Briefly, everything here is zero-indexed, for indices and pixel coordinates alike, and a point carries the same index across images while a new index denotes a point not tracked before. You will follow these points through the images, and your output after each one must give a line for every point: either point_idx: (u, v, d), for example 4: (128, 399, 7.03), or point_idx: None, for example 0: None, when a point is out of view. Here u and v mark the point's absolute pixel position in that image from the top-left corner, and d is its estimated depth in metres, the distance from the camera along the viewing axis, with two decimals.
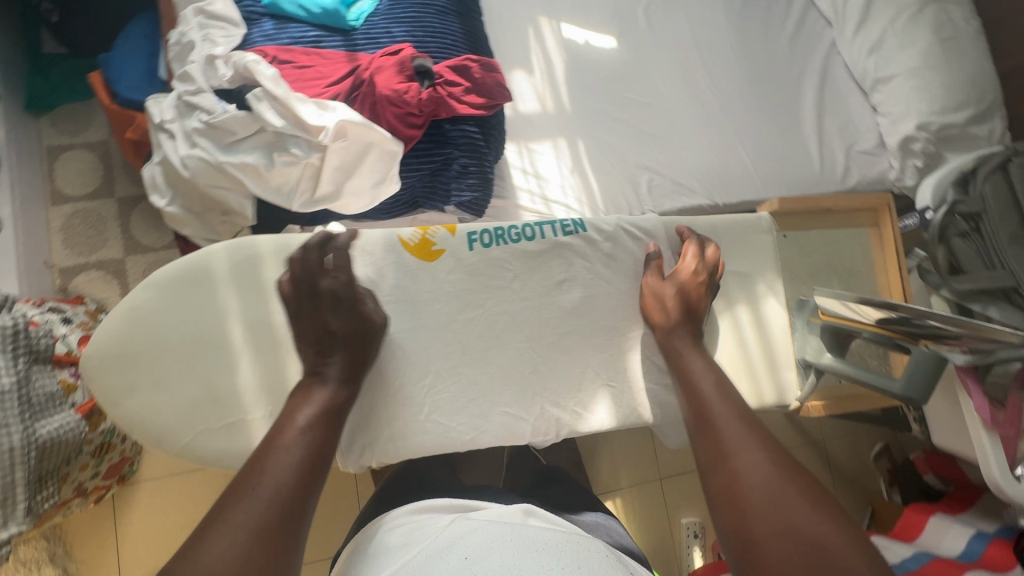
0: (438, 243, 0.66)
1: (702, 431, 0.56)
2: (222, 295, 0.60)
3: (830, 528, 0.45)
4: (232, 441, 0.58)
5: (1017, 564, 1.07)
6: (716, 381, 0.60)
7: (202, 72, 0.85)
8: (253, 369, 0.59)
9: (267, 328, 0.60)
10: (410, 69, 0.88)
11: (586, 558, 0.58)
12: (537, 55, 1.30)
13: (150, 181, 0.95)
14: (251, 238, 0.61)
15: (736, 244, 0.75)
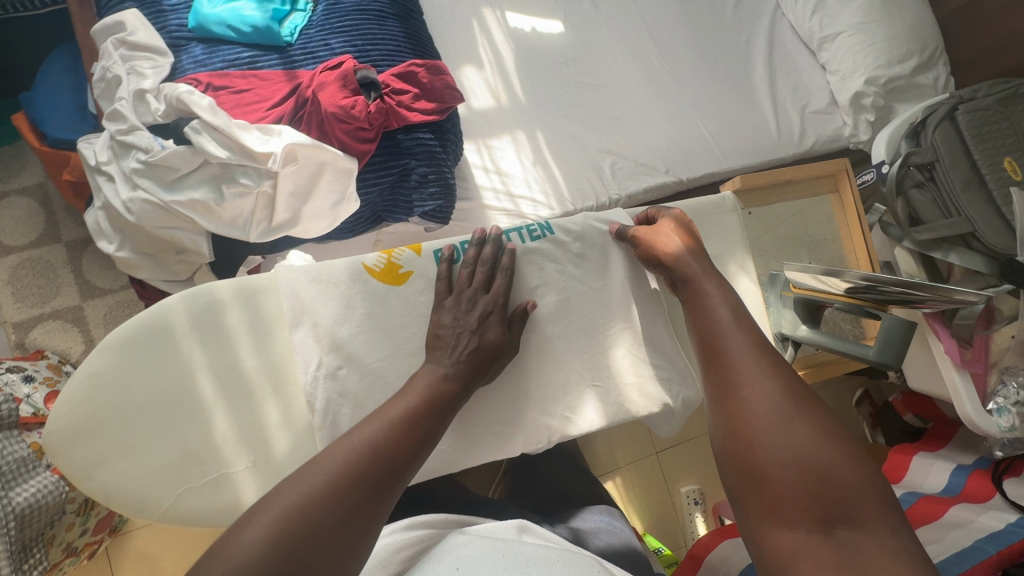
0: (404, 266, 0.64)
1: (713, 365, 0.56)
2: (184, 348, 0.57)
3: (835, 453, 0.47)
4: (217, 498, 0.56)
5: (995, 493, 1.13)
6: (732, 314, 0.59)
7: (133, 109, 0.80)
8: (228, 421, 0.57)
9: (238, 377, 0.58)
10: (354, 83, 0.83)
11: (578, 564, 0.55)
12: (485, 48, 1.27)
13: (96, 227, 0.90)
14: (208, 284, 0.58)
15: (704, 228, 0.75)
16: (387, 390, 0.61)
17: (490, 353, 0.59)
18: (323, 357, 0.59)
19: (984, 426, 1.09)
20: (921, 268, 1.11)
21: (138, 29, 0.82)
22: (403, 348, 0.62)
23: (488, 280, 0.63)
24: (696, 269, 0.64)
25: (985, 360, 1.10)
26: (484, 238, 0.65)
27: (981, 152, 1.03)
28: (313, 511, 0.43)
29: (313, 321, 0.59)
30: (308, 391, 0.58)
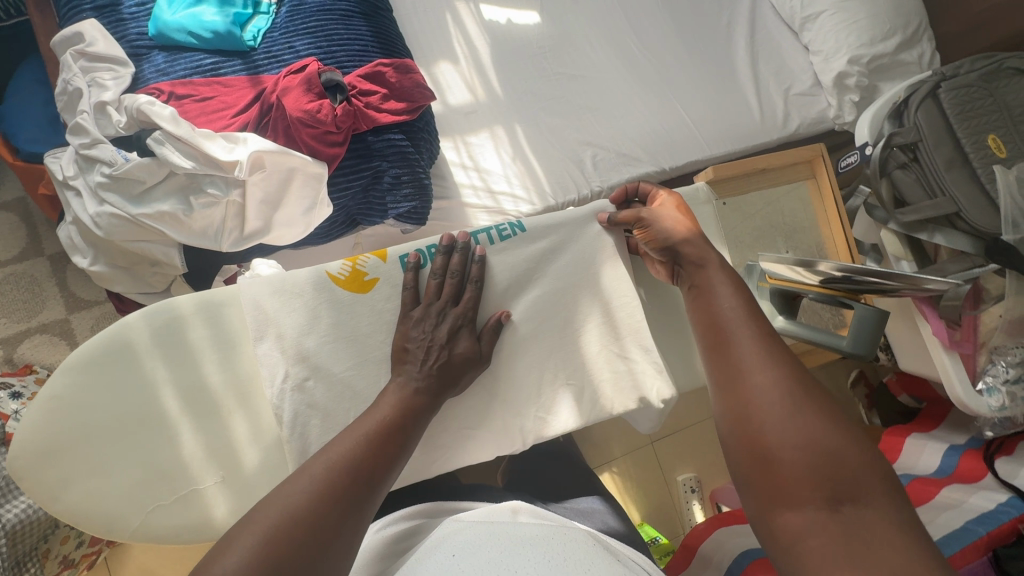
0: (370, 273, 0.63)
1: (717, 352, 0.55)
2: (148, 366, 0.56)
3: (841, 438, 0.46)
4: (187, 513, 0.56)
5: (987, 473, 1.12)
6: (734, 301, 0.58)
7: (95, 121, 0.79)
8: (196, 438, 0.56)
9: (203, 392, 0.57)
10: (319, 86, 0.81)
11: (576, 544, 0.57)
12: (460, 42, 1.25)
13: (70, 242, 0.90)
14: (169, 300, 0.58)
15: None
16: (356, 399, 0.60)
17: (461, 364, 0.60)
18: (289, 369, 0.59)
19: (974, 406, 1.09)
20: (908, 249, 1.10)
21: (97, 39, 0.81)
22: (370, 357, 0.61)
23: (456, 292, 0.62)
24: (713, 256, 0.63)
25: (974, 341, 1.07)
26: (452, 245, 0.64)
27: (965, 131, 1.01)
28: (292, 531, 0.43)
29: (278, 334, 0.59)
30: (275, 404, 0.58)
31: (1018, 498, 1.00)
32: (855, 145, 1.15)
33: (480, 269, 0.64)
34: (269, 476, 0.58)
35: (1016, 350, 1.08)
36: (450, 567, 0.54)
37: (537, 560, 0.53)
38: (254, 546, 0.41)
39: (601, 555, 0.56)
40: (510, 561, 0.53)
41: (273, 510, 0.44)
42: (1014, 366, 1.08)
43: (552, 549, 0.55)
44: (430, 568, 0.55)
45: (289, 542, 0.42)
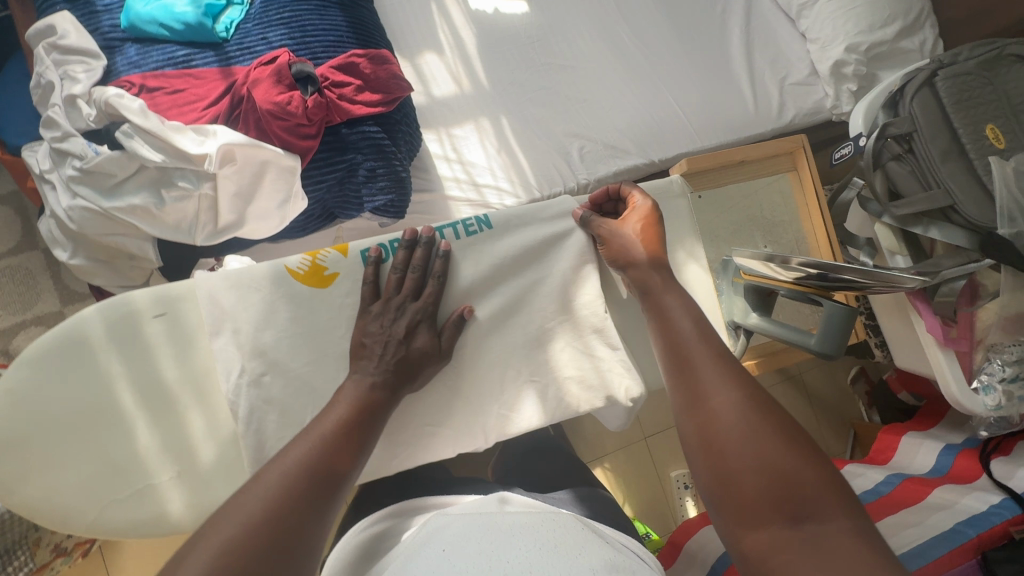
0: (330, 267, 0.62)
1: (678, 376, 0.54)
2: (103, 361, 0.56)
3: (800, 458, 0.45)
4: (143, 507, 0.56)
5: (982, 474, 1.09)
6: (693, 324, 0.57)
7: (66, 115, 0.79)
8: (152, 432, 0.57)
9: (159, 386, 0.57)
10: (289, 77, 0.80)
11: (562, 527, 0.58)
12: (445, 32, 1.23)
13: (50, 236, 0.90)
14: (125, 295, 0.57)
15: None
16: (314, 395, 0.60)
17: (415, 361, 0.59)
18: (245, 364, 0.58)
19: (969, 405, 1.06)
20: (902, 243, 1.07)
21: (69, 32, 0.80)
22: (328, 352, 0.61)
23: (417, 286, 0.61)
24: (655, 280, 0.62)
25: (971, 338, 1.04)
26: (415, 240, 0.63)
27: (962, 120, 0.97)
28: (255, 537, 0.42)
29: (235, 328, 0.58)
30: (231, 399, 0.58)
31: (1011, 500, 0.98)
32: (850, 136, 1.12)
33: (444, 264, 0.63)
34: (225, 470, 0.58)
35: (1015, 348, 1.05)
36: (441, 563, 0.52)
37: (527, 545, 0.53)
38: (221, 548, 0.41)
39: (587, 536, 0.58)
40: (500, 550, 0.53)
41: (239, 514, 0.43)
42: (1011, 365, 1.05)
43: (542, 534, 0.56)
44: (421, 564, 0.53)
45: (257, 544, 0.42)
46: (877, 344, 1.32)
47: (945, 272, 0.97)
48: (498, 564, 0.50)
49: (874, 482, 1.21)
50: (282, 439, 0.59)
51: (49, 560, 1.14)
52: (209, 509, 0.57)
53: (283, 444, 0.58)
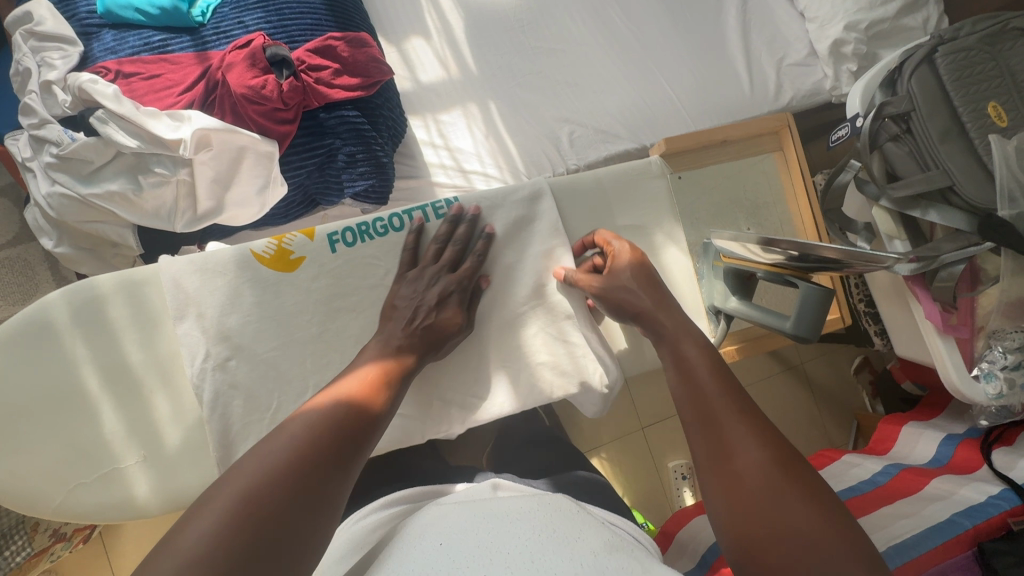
0: (295, 251, 0.61)
1: (701, 427, 0.52)
2: (69, 344, 0.56)
3: (828, 523, 0.42)
4: (110, 491, 0.56)
5: (983, 464, 1.06)
6: (711, 370, 0.54)
7: (42, 102, 0.78)
8: (118, 416, 0.57)
9: (124, 370, 0.57)
10: (263, 61, 0.79)
11: (557, 512, 0.56)
12: (432, 16, 1.20)
13: (36, 225, 0.89)
14: (89, 278, 0.57)
15: (623, 194, 0.70)
16: (280, 379, 0.59)
17: (431, 341, 0.58)
18: (210, 349, 0.58)
19: (969, 394, 1.03)
20: (901, 227, 1.04)
21: (46, 18, 0.80)
22: (293, 337, 0.60)
23: (454, 259, 0.63)
24: (646, 302, 0.60)
25: (972, 325, 1.01)
26: (460, 216, 0.65)
27: (963, 98, 0.94)
28: (280, 490, 0.40)
29: (199, 312, 0.58)
30: (196, 383, 0.57)
31: (1011, 490, 0.95)
32: (846, 117, 1.08)
33: (485, 243, 0.64)
34: (191, 454, 0.58)
35: (1016, 335, 1.00)
36: (436, 556, 0.49)
37: (526, 531, 0.51)
38: (225, 513, 0.38)
39: (580, 518, 0.56)
40: (501, 538, 0.50)
41: (258, 466, 0.42)
42: (1013, 352, 1.01)
43: (534, 518, 0.53)
44: (415, 556, 0.50)
45: (264, 506, 0.39)
46: (877, 332, 1.28)
47: (943, 257, 0.93)
48: (499, 556, 0.47)
49: (871, 472, 1.18)
50: (247, 422, 0.58)
51: (48, 546, 1.16)
52: (175, 493, 0.57)
53: (248, 427, 0.58)
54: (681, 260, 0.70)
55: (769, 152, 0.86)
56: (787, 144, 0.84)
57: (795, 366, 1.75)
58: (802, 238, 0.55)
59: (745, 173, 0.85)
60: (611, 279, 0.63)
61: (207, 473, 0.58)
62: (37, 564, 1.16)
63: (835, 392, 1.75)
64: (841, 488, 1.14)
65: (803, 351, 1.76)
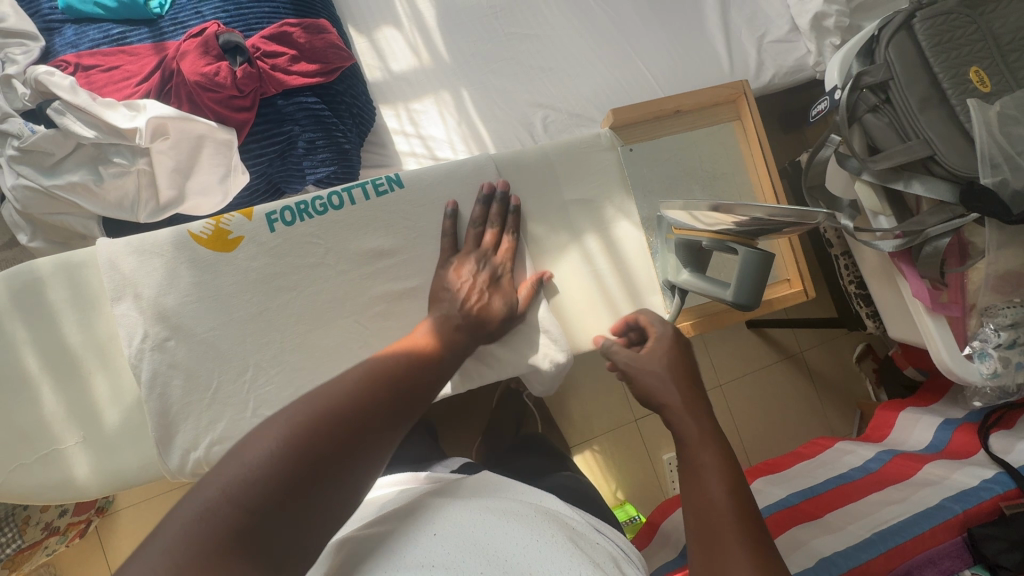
0: (233, 231, 0.66)
1: (701, 548, 0.49)
2: (10, 327, 0.62)
3: None
4: (49, 470, 0.62)
5: (979, 449, 1.01)
6: (726, 490, 0.51)
7: (4, 96, 0.80)
8: (56, 397, 0.62)
9: (64, 353, 0.63)
10: (216, 48, 0.81)
11: (553, 525, 0.53)
12: (403, 4, 1.20)
13: (11, 221, 0.89)
14: (30, 263, 0.63)
15: (577, 164, 0.77)
16: (218, 359, 0.65)
17: (491, 314, 0.66)
18: (148, 329, 0.63)
19: (961, 373, 0.98)
20: (886, 203, 1.00)
21: (9, 14, 0.81)
22: (232, 315, 0.65)
23: (494, 243, 0.71)
24: (675, 398, 0.60)
25: (964, 303, 0.97)
26: (494, 196, 0.72)
27: (942, 64, 0.90)
28: (344, 420, 0.46)
29: (136, 293, 0.63)
30: (134, 362, 0.63)
31: (1005, 474, 0.91)
32: (825, 90, 1.05)
33: (515, 215, 0.73)
34: (130, 432, 0.64)
35: (1009, 310, 0.96)
36: (429, 547, 0.47)
37: (521, 540, 0.48)
38: (284, 432, 0.43)
39: (578, 535, 0.54)
40: (498, 545, 0.47)
41: (334, 394, 0.48)
42: (1005, 329, 0.97)
43: (529, 526, 0.51)
44: (406, 543, 0.49)
45: (321, 437, 0.44)
46: (868, 315, 1.24)
47: (929, 231, 0.92)
48: (494, 560, 0.45)
49: (863, 457, 1.14)
50: (186, 402, 0.63)
51: (42, 539, 1.18)
52: (114, 471, 0.63)
53: (186, 408, 0.63)
54: (632, 236, 0.78)
55: (728, 122, 0.83)
56: (744, 113, 0.82)
57: (795, 354, 1.70)
58: (740, 203, 0.53)
59: (703, 144, 0.83)
60: (644, 356, 0.64)
61: (146, 453, 0.64)
62: (31, 557, 1.18)
63: (838, 380, 1.69)
64: (831, 475, 1.10)
65: (803, 339, 1.70)
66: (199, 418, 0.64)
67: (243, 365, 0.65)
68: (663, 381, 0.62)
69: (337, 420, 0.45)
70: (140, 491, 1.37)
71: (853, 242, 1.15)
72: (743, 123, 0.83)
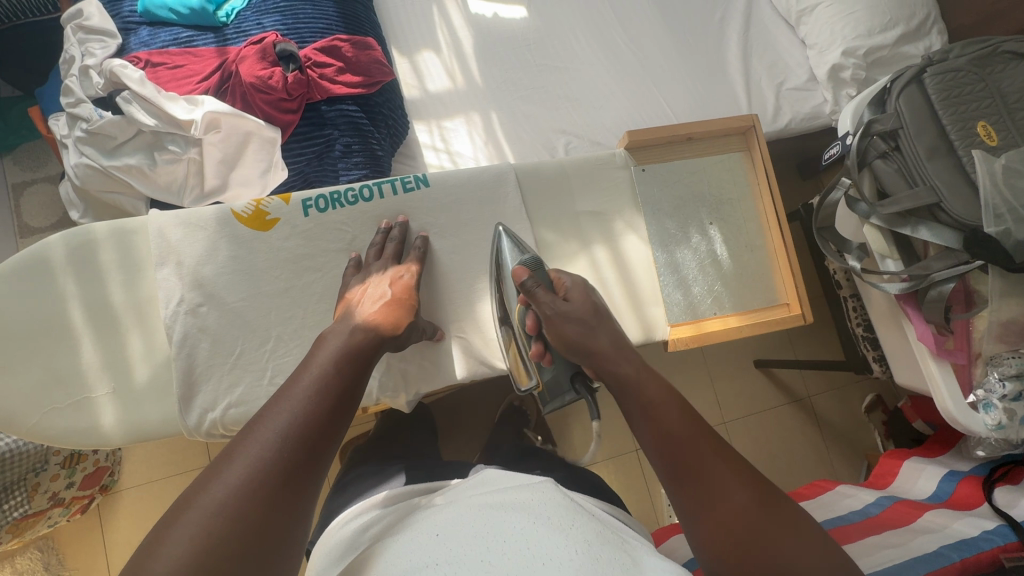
0: (271, 213, 0.72)
1: (674, 475, 0.57)
2: (61, 280, 0.68)
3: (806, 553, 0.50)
4: (78, 417, 0.66)
5: (983, 501, 1.00)
6: (680, 413, 0.60)
7: (80, 84, 0.89)
8: (94, 349, 0.68)
9: (106, 308, 0.69)
10: (272, 55, 0.89)
11: (548, 496, 0.58)
12: (444, 33, 1.29)
13: (66, 197, 0.97)
14: (87, 225, 0.69)
15: (594, 178, 0.83)
16: (245, 326, 0.71)
17: (388, 326, 0.66)
18: (184, 294, 0.69)
19: (965, 423, 0.99)
20: (894, 247, 1.02)
21: (94, 14, 0.92)
22: (262, 288, 0.72)
23: (396, 254, 0.74)
24: (606, 343, 0.67)
25: (969, 350, 0.98)
26: (390, 227, 0.76)
27: (951, 117, 0.94)
28: (238, 507, 0.45)
29: (178, 261, 0.69)
30: (168, 323, 0.68)
31: (1008, 526, 0.89)
32: (838, 136, 1.09)
33: (421, 241, 0.76)
34: (155, 389, 0.68)
35: (1014, 360, 0.95)
36: (434, 545, 0.50)
37: (518, 521, 0.52)
38: (195, 531, 0.43)
39: (573, 508, 0.57)
40: (493, 527, 0.51)
41: (225, 485, 0.47)
42: (1011, 380, 0.95)
43: (529, 509, 0.55)
44: (412, 548, 0.51)
45: (215, 563, 0.42)
46: (875, 358, 1.24)
47: (935, 275, 0.94)
48: (492, 543, 0.49)
49: (864, 501, 1.12)
50: (210, 363, 0.69)
51: (46, 509, 1.21)
52: (137, 424, 0.68)
53: (210, 367, 0.69)
54: (638, 247, 0.83)
55: (738, 152, 0.89)
56: (752, 145, 0.87)
57: (801, 397, 1.68)
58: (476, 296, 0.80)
59: (712, 170, 0.88)
60: (568, 304, 0.69)
61: (168, 408, 0.68)
62: (33, 526, 1.21)
63: (844, 428, 1.67)
64: (830, 516, 1.08)
65: (810, 384, 1.69)
66: (220, 380, 0.69)
67: (265, 336, 0.71)
68: (586, 328, 0.67)
69: (237, 537, 0.44)
70: (143, 472, 1.40)
71: (861, 284, 1.17)
72: (751, 154, 0.88)
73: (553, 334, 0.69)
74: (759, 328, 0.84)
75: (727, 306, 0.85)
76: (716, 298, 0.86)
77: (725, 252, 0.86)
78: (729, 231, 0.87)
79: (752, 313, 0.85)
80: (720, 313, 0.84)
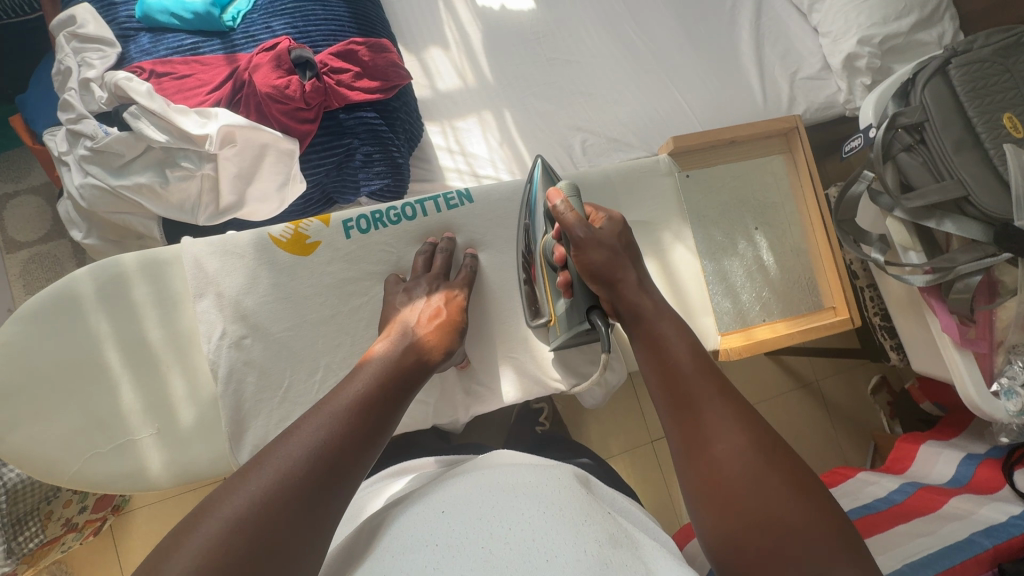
0: (311, 236, 0.75)
1: (676, 409, 0.57)
2: (92, 318, 0.70)
3: (794, 504, 0.47)
4: (122, 455, 0.70)
5: (1004, 485, 1.02)
6: (690, 357, 0.60)
7: (81, 99, 0.84)
8: (132, 390, 0.70)
9: (142, 345, 0.71)
10: (288, 63, 0.84)
11: (562, 481, 0.54)
12: (451, 28, 1.24)
13: (66, 216, 0.92)
14: (115, 257, 0.71)
15: (639, 185, 0.86)
16: (291, 356, 0.74)
17: (439, 347, 0.67)
18: (227, 327, 0.72)
19: (987, 410, 0.99)
20: (916, 238, 1.02)
21: (88, 22, 0.86)
22: (307, 317, 0.75)
23: (443, 269, 0.76)
24: (630, 277, 0.68)
25: (991, 339, 0.99)
26: (437, 243, 0.79)
27: (976, 109, 0.94)
28: (246, 530, 0.42)
29: (217, 292, 0.72)
30: (213, 358, 0.71)
31: None
32: (860, 128, 1.08)
33: (470, 259, 0.80)
34: (201, 428, 0.72)
35: None
36: (437, 525, 0.48)
37: (526, 508, 0.48)
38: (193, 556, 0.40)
39: (591, 501, 0.53)
40: (501, 513, 0.48)
41: (233, 502, 0.44)
42: None
43: (542, 496, 0.51)
44: (418, 523, 0.49)
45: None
46: (893, 346, 1.25)
47: (959, 268, 0.94)
48: (497, 531, 0.46)
49: (886, 489, 1.15)
50: (258, 399, 0.72)
51: (59, 535, 1.15)
52: (183, 463, 0.71)
53: (258, 404, 0.72)
54: (687, 258, 0.85)
55: (779, 155, 0.95)
56: (795, 146, 0.92)
57: (811, 382, 1.71)
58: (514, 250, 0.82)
59: (755, 172, 0.94)
60: (599, 232, 0.70)
61: (216, 449, 0.72)
62: (48, 553, 1.16)
63: (853, 410, 1.70)
64: (853, 505, 1.11)
65: (819, 368, 1.72)
66: (270, 416, 0.73)
67: (314, 365, 0.74)
68: (612, 255, 0.69)
69: (237, 560, 0.40)
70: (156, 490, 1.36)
71: (878, 274, 1.18)
72: (795, 155, 0.94)
73: (579, 257, 0.68)
74: (808, 333, 0.89)
75: (776, 313, 0.92)
76: (765, 304, 0.92)
77: (771, 258, 0.93)
78: (774, 237, 0.93)
79: (800, 319, 0.91)
80: (768, 320, 0.90)
